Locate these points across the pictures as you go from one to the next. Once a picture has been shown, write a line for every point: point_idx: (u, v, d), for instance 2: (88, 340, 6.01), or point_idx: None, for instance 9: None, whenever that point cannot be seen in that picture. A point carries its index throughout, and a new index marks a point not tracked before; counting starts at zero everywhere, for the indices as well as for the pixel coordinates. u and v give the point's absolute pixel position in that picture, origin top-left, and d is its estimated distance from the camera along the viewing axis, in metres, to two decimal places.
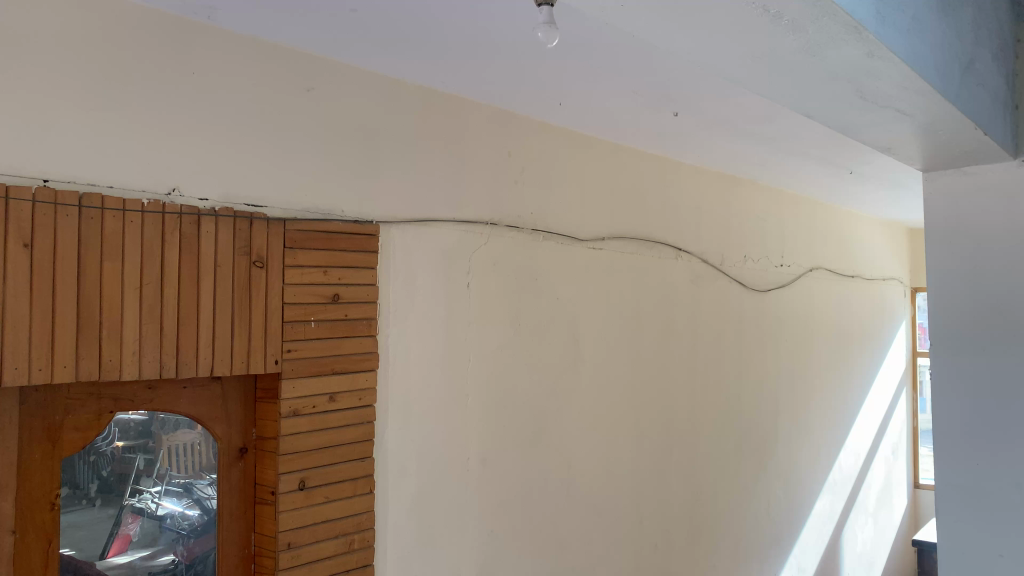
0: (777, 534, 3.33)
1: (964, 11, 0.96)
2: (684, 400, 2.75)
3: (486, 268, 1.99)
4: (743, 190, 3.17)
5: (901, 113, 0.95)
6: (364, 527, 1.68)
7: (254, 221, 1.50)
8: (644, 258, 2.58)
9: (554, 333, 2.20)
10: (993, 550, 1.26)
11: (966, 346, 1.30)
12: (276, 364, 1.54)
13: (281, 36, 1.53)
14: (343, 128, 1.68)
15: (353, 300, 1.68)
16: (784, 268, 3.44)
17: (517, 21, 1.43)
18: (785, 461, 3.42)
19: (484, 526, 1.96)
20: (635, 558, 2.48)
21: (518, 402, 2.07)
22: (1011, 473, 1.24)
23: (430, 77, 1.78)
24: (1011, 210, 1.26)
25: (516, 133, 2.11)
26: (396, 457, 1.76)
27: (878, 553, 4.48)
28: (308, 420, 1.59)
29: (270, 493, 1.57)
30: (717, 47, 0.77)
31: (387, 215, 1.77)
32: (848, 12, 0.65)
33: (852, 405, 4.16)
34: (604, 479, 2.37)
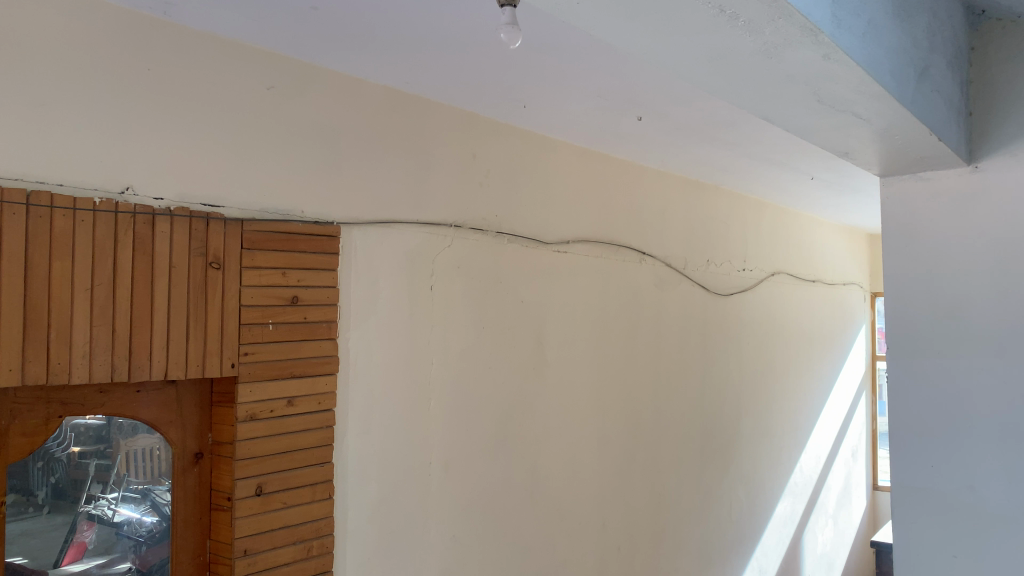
0: (739, 536, 3.35)
1: (921, 18, 0.97)
2: (647, 402, 2.76)
3: (449, 271, 1.98)
4: (707, 194, 3.19)
5: (858, 118, 0.96)
6: (323, 533, 1.65)
7: (210, 221, 1.47)
8: (608, 261, 2.58)
9: (518, 335, 2.19)
10: (946, 552, 1.27)
11: (923, 348, 1.32)
12: (232, 368, 1.51)
13: (240, 33, 1.50)
14: (304, 126, 1.66)
15: (313, 303, 1.66)
16: (746, 272, 3.47)
17: (480, 20, 1.42)
18: (747, 464, 3.45)
19: (446, 531, 1.94)
20: (598, 562, 2.48)
21: (480, 405, 2.05)
22: (963, 474, 1.26)
23: (393, 76, 1.76)
24: (965, 216, 1.28)
25: (481, 135, 2.10)
26: (356, 462, 1.73)
27: (838, 554, 4.55)
28: (265, 425, 1.57)
29: (225, 499, 1.53)
30: (676, 49, 0.77)
31: (348, 216, 1.74)
32: (805, 15, 0.65)
33: (812, 409, 4.21)
34: (567, 484, 2.36)
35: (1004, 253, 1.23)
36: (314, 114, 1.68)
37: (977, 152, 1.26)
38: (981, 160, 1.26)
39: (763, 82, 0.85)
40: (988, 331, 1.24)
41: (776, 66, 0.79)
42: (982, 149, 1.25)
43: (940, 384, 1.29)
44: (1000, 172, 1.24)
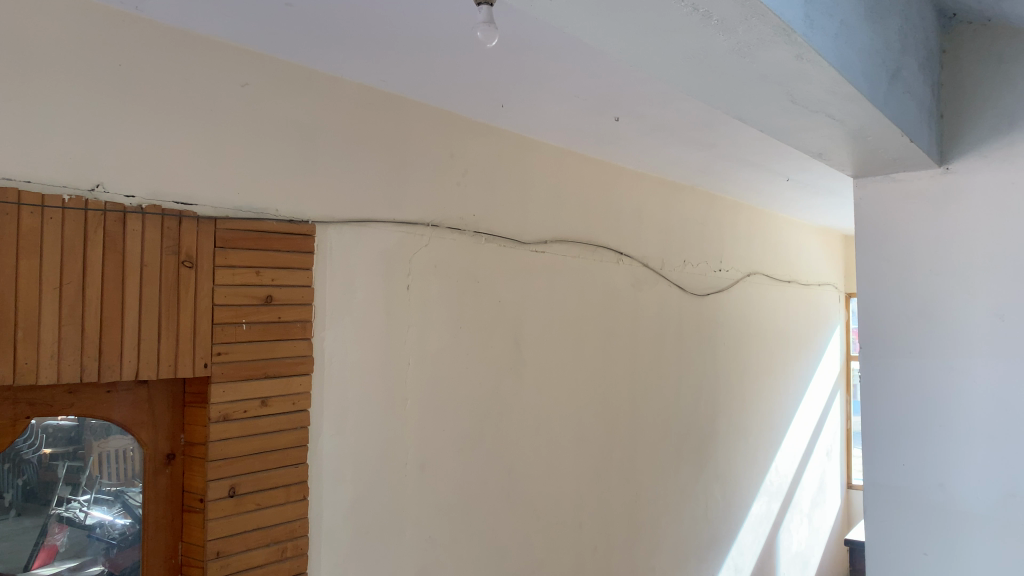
0: (715, 535, 3.37)
1: (893, 20, 0.98)
2: (624, 401, 2.77)
3: (426, 270, 1.97)
4: (684, 195, 3.21)
5: (831, 118, 0.96)
6: (297, 535, 1.64)
7: (183, 219, 1.45)
8: (586, 261, 2.59)
9: (495, 335, 2.19)
10: (918, 549, 1.28)
11: (894, 348, 1.33)
12: (205, 368, 1.49)
13: (213, 29, 1.49)
14: (278, 124, 1.64)
15: (287, 302, 1.64)
16: (723, 272, 3.49)
17: (457, 19, 1.42)
18: (723, 463, 3.47)
19: (422, 531, 1.94)
20: (574, 562, 2.48)
21: (456, 405, 2.05)
22: (934, 472, 1.27)
23: (370, 74, 1.75)
24: (936, 217, 1.29)
25: (459, 135, 2.09)
26: (331, 463, 1.72)
27: (813, 553, 4.59)
28: (239, 426, 1.55)
29: (198, 501, 1.51)
30: (650, 48, 0.77)
31: (323, 215, 1.73)
32: (777, 14, 0.65)
33: (788, 409, 4.24)
34: (544, 484, 2.36)
35: (974, 253, 1.24)
36: (289, 112, 1.66)
37: (948, 153, 1.27)
38: (952, 161, 1.27)
39: (737, 82, 0.85)
40: (957, 330, 1.25)
41: (749, 66, 0.79)
42: (953, 151, 1.26)
43: (910, 383, 1.31)
44: (971, 174, 1.25)
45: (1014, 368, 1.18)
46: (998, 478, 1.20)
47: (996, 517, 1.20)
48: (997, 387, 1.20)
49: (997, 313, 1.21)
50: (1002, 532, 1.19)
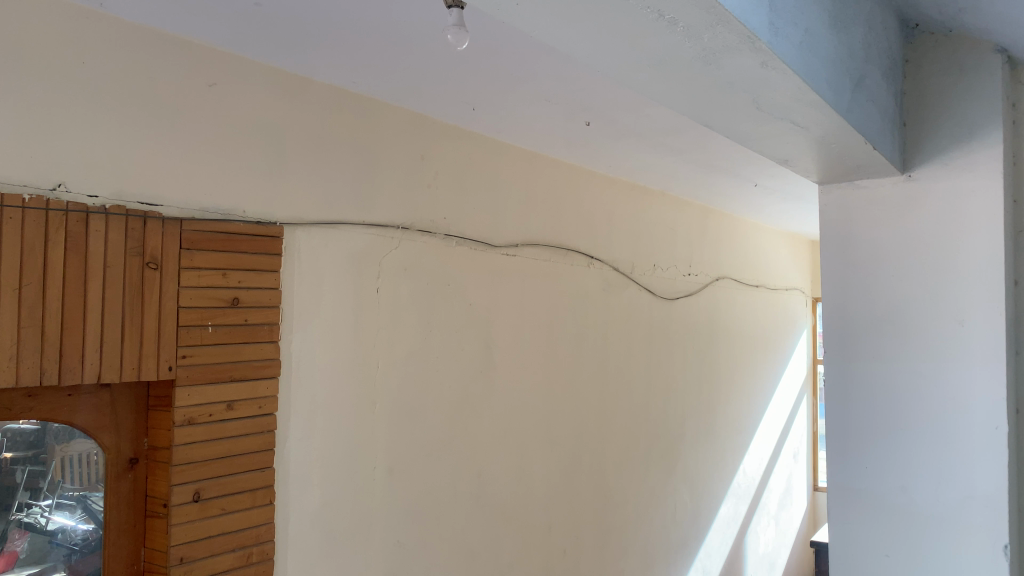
0: (684, 538, 3.39)
1: (857, 29, 1.00)
2: (594, 404, 2.78)
3: (396, 273, 1.96)
4: (654, 200, 3.23)
5: (795, 126, 0.97)
6: (263, 540, 1.62)
7: (147, 220, 1.43)
8: (557, 265, 2.59)
9: (466, 338, 2.18)
10: (879, 550, 1.30)
11: (858, 352, 1.35)
12: (169, 371, 1.47)
13: (180, 28, 1.47)
14: (246, 125, 1.62)
15: (254, 305, 1.62)
16: (692, 276, 3.52)
17: (428, 22, 1.41)
18: (692, 465, 3.49)
19: (391, 536, 1.92)
20: (544, 564, 2.49)
21: (427, 408, 2.04)
22: (896, 475, 1.29)
23: (340, 75, 1.74)
24: (899, 225, 1.31)
25: (430, 138, 2.08)
26: (298, 466, 1.70)
27: (780, 554, 4.63)
28: (204, 429, 1.53)
29: (162, 506, 1.49)
30: (618, 54, 0.77)
31: (292, 217, 1.71)
32: (742, 21, 0.65)
33: (756, 412, 4.29)
34: (514, 487, 2.36)
35: (934, 259, 1.26)
36: (257, 112, 1.65)
37: (911, 161, 1.29)
38: (915, 169, 1.29)
39: (701, 89, 0.86)
40: (920, 337, 1.27)
41: (715, 73, 0.79)
42: (915, 159, 1.29)
43: (875, 388, 1.32)
44: (932, 181, 1.27)
45: (973, 373, 1.19)
46: (957, 482, 1.21)
47: (955, 520, 1.21)
48: (958, 392, 1.21)
49: (959, 319, 1.22)
50: (962, 534, 1.20)
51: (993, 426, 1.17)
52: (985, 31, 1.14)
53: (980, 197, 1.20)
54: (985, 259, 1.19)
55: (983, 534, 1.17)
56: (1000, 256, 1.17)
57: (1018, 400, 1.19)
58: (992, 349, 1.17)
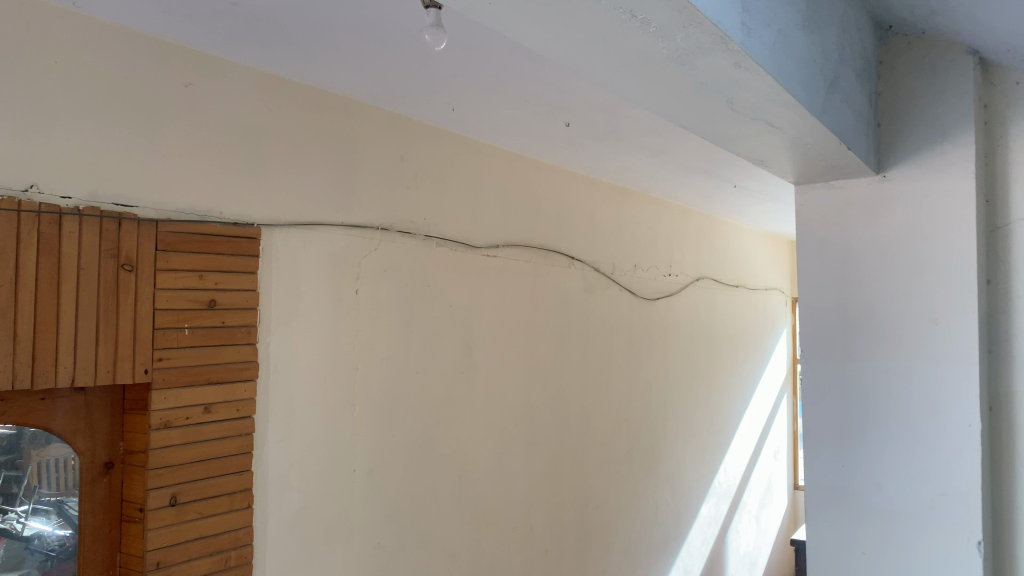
0: (665, 537, 3.40)
1: (832, 29, 1.00)
2: (575, 405, 2.78)
3: (375, 274, 1.95)
4: (634, 201, 3.24)
5: (771, 126, 0.98)
6: (241, 544, 1.60)
7: (122, 221, 1.42)
8: (537, 266, 2.59)
9: (447, 340, 2.18)
10: (856, 548, 1.31)
11: (834, 351, 1.36)
12: (145, 374, 1.45)
13: (155, 27, 1.45)
14: (223, 126, 1.61)
15: (231, 307, 1.61)
16: (672, 276, 3.54)
17: (405, 22, 1.41)
18: (673, 465, 3.50)
19: (371, 538, 1.92)
20: (526, 565, 2.48)
21: (407, 410, 2.03)
22: (872, 474, 1.30)
23: (318, 75, 1.73)
24: (874, 225, 1.32)
25: (409, 138, 2.08)
26: (276, 470, 1.69)
27: (761, 553, 4.66)
28: (181, 433, 1.51)
29: (137, 510, 1.47)
30: (594, 54, 0.77)
31: (270, 218, 1.70)
32: (714, 22, 0.65)
33: (736, 412, 4.31)
34: (495, 488, 2.36)
35: (909, 259, 1.27)
36: (234, 111, 1.64)
37: (885, 162, 1.30)
38: (889, 170, 1.30)
39: (677, 90, 0.86)
40: (895, 336, 1.28)
41: (689, 74, 0.80)
42: (889, 160, 1.30)
43: (851, 387, 1.33)
44: (906, 181, 1.28)
45: (947, 372, 1.21)
46: (932, 479, 1.22)
47: (930, 517, 1.22)
48: (933, 391, 1.22)
49: (933, 318, 1.23)
50: (936, 531, 1.21)
51: (967, 424, 1.18)
52: (957, 33, 1.15)
53: (953, 197, 1.21)
54: (958, 258, 1.20)
55: (957, 531, 1.18)
56: (973, 256, 1.19)
57: (991, 398, 1.21)
58: (965, 347, 1.18)
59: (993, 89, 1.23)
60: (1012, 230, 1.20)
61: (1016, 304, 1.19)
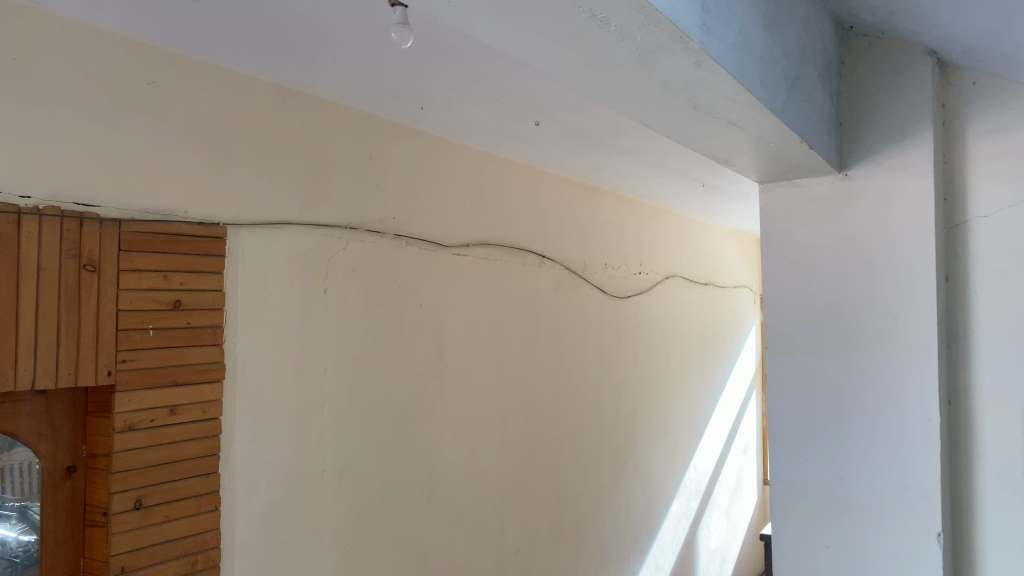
0: (637, 534, 3.42)
1: (792, 29, 1.01)
2: (546, 403, 2.79)
3: (344, 274, 1.94)
4: (604, 199, 3.26)
5: (733, 125, 0.99)
6: (208, 547, 1.59)
7: (84, 221, 1.39)
8: (508, 265, 2.60)
9: (417, 339, 2.17)
10: (821, 542, 1.32)
11: (798, 348, 1.37)
12: (109, 376, 1.43)
13: (118, 23, 1.43)
14: (188, 124, 1.59)
15: (197, 307, 1.59)
16: (642, 275, 3.56)
17: (371, 21, 1.41)
18: (644, 462, 3.52)
19: (341, 539, 1.90)
20: (497, 564, 2.49)
21: (377, 410, 2.02)
22: (835, 468, 1.31)
23: (284, 73, 1.72)
24: (836, 223, 1.34)
25: (377, 136, 2.07)
26: (244, 471, 1.67)
27: (731, 548, 4.70)
28: (146, 435, 1.49)
29: (101, 515, 1.45)
30: (556, 54, 0.77)
31: (236, 218, 1.68)
32: (674, 21, 0.66)
33: (706, 408, 4.34)
34: (465, 487, 2.35)
35: (870, 255, 1.29)
36: (199, 110, 1.62)
37: (847, 161, 1.32)
38: (851, 168, 1.32)
39: (639, 89, 0.86)
40: (857, 332, 1.30)
41: (651, 73, 0.80)
42: (851, 159, 1.31)
43: (814, 384, 1.35)
44: (867, 180, 1.30)
45: (908, 367, 1.23)
46: (894, 473, 1.24)
47: (891, 510, 1.24)
48: (892, 386, 1.25)
49: (894, 314, 1.25)
50: (898, 524, 1.23)
51: (926, 417, 1.20)
52: (916, 33, 1.17)
53: (913, 195, 1.23)
54: (917, 255, 1.22)
55: (917, 523, 1.20)
56: (933, 253, 1.21)
57: (950, 392, 1.23)
58: (925, 343, 1.21)
59: (950, 89, 1.25)
60: (970, 228, 1.23)
61: (974, 300, 1.22)
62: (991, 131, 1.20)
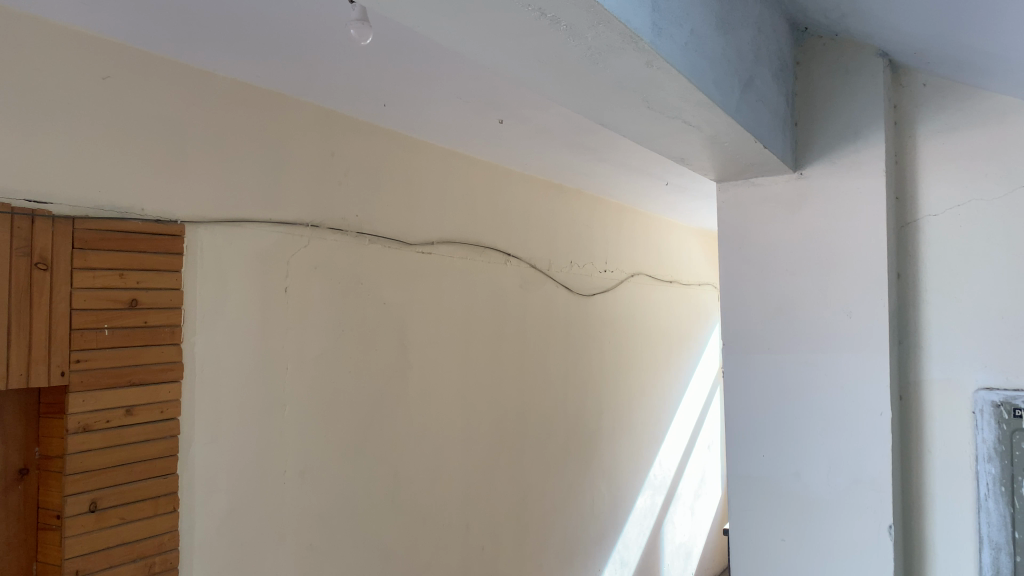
0: (602, 531, 3.44)
1: (746, 30, 1.03)
2: (511, 400, 2.79)
3: (305, 272, 1.92)
4: (568, 198, 3.27)
5: (688, 125, 0.99)
6: (166, 548, 1.56)
7: (35, 218, 1.36)
8: (472, 263, 2.59)
9: (380, 337, 2.16)
10: (776, 536, 1.34)
11: (754, 345, 1.39)
12: (62, 376, 1.40)
13: (70, 17, 1.41)
14: (144, 120, 1.57)
15: (153, 306, 1.57)
16: (607, 273, 3.58)
17: (331, 18, 1.40)
18: (609, 459, 3.54)
19: (302, 539, 1.89)
20: (461, 562, 2.48)
21: (339, 409, 2.01)
22: (790, 463, 1.33)
23: (244, 69, 1.70)
24: (792, 221, 1.35)
25: (339, 133, 2.05)
26: (203, 472, 1.65)
27: (696, 543, 4.75)
28: (101, 436, 1.47)
29: (55, 517, 1.42)
30: (510, 53, 0.77)
31: (194, 215, 1.66)
32: (622, 21, 0.66)
33: (670, 405, 4.38)
34: (429, 485, 2.35)
35: (825, 254, 1.31)
36: (155, 106, 1.59)
37: (802, 160, 1.34)
38: (806, 167, 1.34)
39: (594, 88, 0.87)
40: (812, 329, 1.31)
41: (604, 73, 0.81)
42: (806, 158, 1.33)
43: (770, 382, 1.36)
44: (821, 179, 1.32)
45: (861, 363, 1.25)
46: (848, 467, 1.26)
47: (843, 503, 1.26)
48: (848, 381, 1.27)
49: (847, 311, 1.27)
50: (850, 516, 1.25)
51: (878, 413, 1.22)
52: (868, 35, 1.19)
53: (866, 194, 1.26)
54: (870, 253, 1.24)
55: (869, 516, 1.23)
56: (884, 251, 1.23)
57: (902, 387, 1.26)
58: (878, 339, 1.23)
59: (901, 90, 1.28)
60: (920, 226, 1.25)
61: (924, 297, 1.24)
62: (941, 131, 1.23)
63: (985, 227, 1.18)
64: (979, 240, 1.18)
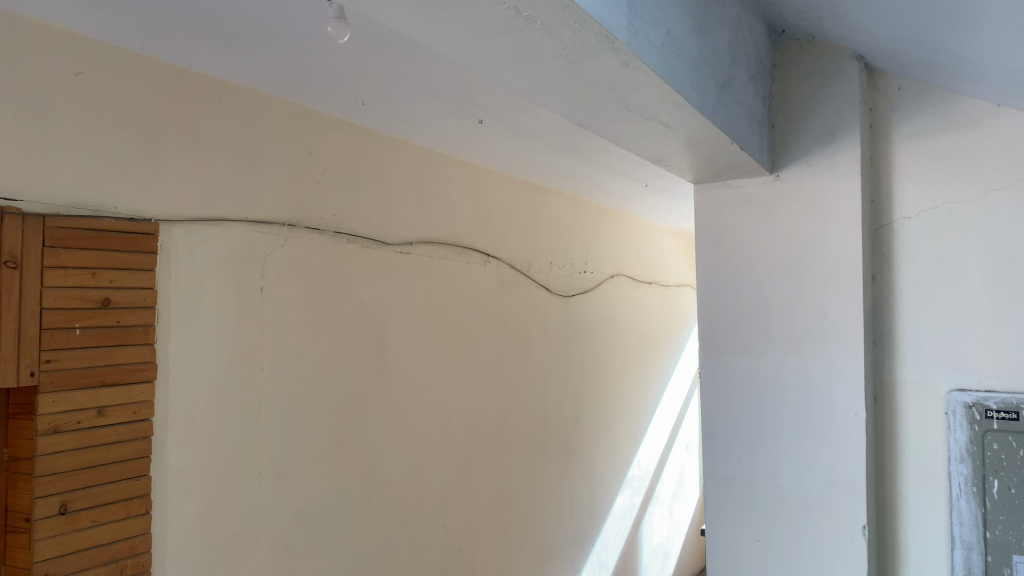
0: (580, 531, 3.44)
1: (723, 32, 1.03)
2: (489, 401, 2.78)
3: (282, 272, 1.91)
4: (548, 198, 3.27)
5: (665, 126, 1.00)
6: (138, 551, 1.54)
7: (4, 216, 1.34)
8: (451, 263, 2.59)
9: (357, 337, 2.15)
10: (751, 537, 1.35)
11: (731, 346, 1.39)
12: (32, 377, 1.38)
13: (42, 11, 1.38)
14: (118, 117, 1.55)
15: (126, 305, 1.55)
16: (587, 273, 3.58)
17: (306, 15, 1.39)
18: (587, 459, 3.55)
19: (277, 542, 1.87)
20: (439, 563, 2.48)
21: (315, 409, 1.99)
22: (766, 463, 1.34)
23: (220, 66, 1.68)
24: (768, 223, 1.36)
25: (317, 132, 2.04)
26: (176, 474, 1.63)
27: (673, 543, 4.77)
28: (71, 437, 1.44)
29: (24, 520, 1.40)
30: (485, 52, 0.77)
31: (169, 214, 1.64)
32: (599, 21, 0.66)
33: (649, 405, 4.39)
34: (407, 486, 2.34)
35: (801, 255, 1.31)
36: (129, 102, 1.57)
37: (779, 162, 1.35)
38: (782, 169, 1.34)
39: (571, 88, 0.86)
40: (788, 331, 1.32)
41: (581, 73, 0.80)
42: (783, 160, 1.34)
43: (746, 383, 1.37)
44: (797, 181, 1.33)
45: (835, 364, 1.26)
46: (823, 468, 1.26)
47: (817, 503, 1.27)
48: (822, 382, 1.27)
49: (822, 313, 1.27)
50: (824, 516, 1.26)
51: (852, 414, 1.23)
52: (844, 39, 1.20)
53: (841, 196, 1.26)
54: (845, 255, 1.25)
55: (842, 516, 1.23)
56: (859, 253, 1.24)
57: (876, 388, 1.27)
58: (852, 340, 1.24)
59: (876, 93, 1.29)
60: (895, 228, 1.26)
61: (898, 299, 1.25)
62: (916, 135, 1.24)
63: (959, 231, 1.19)
64: (952, 242, 1.19)
